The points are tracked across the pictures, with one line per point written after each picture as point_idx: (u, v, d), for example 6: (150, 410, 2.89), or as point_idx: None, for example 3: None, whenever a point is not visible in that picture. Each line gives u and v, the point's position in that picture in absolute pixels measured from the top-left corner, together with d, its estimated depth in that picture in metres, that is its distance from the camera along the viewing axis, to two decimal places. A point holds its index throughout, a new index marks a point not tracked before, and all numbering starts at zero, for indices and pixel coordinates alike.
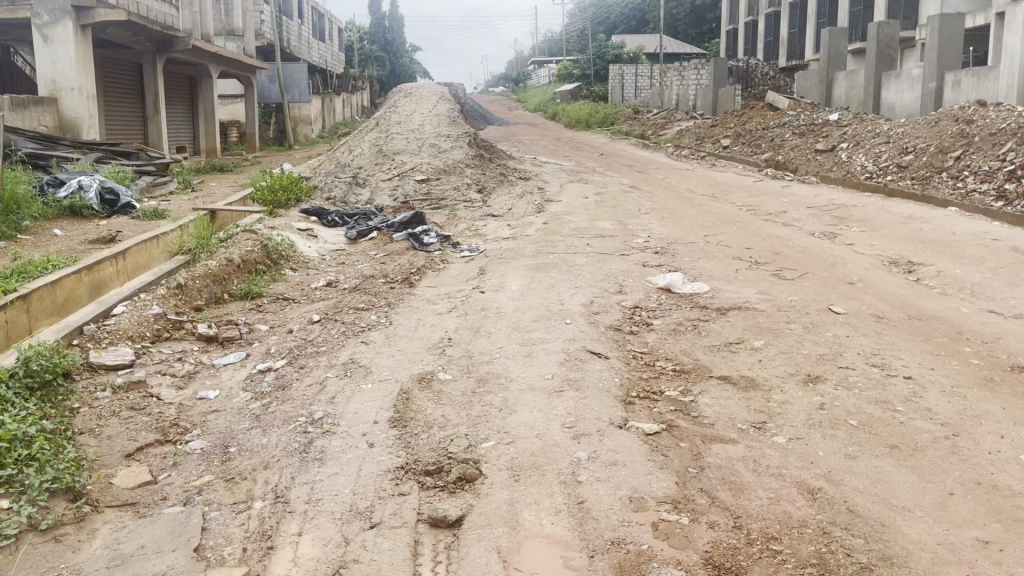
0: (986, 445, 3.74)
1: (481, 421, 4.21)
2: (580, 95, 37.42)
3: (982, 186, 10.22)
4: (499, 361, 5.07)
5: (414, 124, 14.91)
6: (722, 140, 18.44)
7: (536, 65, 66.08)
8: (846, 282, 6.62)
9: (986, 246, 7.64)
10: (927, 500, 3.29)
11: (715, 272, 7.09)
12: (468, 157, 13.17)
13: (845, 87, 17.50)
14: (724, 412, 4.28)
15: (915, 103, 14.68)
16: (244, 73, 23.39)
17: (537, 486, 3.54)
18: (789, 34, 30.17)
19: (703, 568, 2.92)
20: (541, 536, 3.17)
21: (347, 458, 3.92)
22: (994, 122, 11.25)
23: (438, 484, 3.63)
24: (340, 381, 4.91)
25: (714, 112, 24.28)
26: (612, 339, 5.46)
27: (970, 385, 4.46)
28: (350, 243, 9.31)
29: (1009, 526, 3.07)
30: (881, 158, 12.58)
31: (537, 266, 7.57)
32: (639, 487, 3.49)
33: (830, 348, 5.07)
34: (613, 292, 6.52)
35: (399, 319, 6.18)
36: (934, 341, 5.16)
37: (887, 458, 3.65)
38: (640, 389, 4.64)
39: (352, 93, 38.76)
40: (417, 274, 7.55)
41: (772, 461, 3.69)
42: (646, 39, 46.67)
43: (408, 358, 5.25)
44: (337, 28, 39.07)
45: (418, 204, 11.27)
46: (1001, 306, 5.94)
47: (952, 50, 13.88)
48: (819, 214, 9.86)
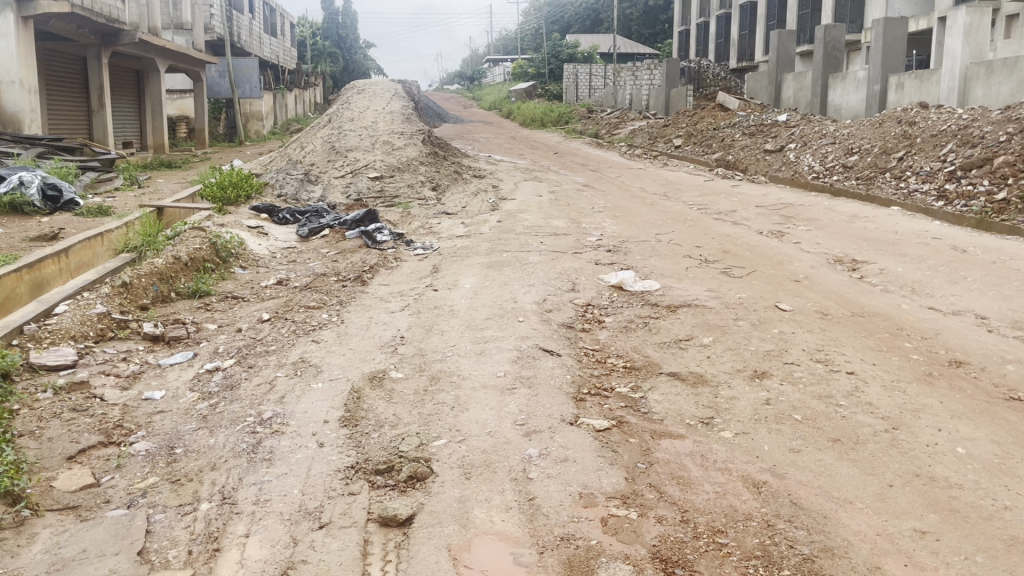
0: (924, 437, 3.86)
1: (433, 420, 4.20)
2: (535, 94, 37.62)
3: (923, 185, 10.50)
4: (451, 360, 5.06)
5: (367, 121, 14.79)
6: (674, 139, 18.67)
7: (490, 64, 66.11)
8: (792, 280, 6.75)
9: (927, 244, 7.85)
10: (866, 492, 3.38)
11: (666, 271, 7.17)
12: (422, 155, 13.15)
13: (792, 89, 17.89)
14: (672, 408, 4.34)
15: (861, 105, 15.07)
16: (193, 67, 22.95)
17: (488, 483, 3.55)
18: (739, 36, 30.64)
19: (651, 562, 2.96)
20: (492, 533, 3.17)
21: (296, 458, 3.88)
22: (935, 124, 11.59)
23: (389, 483, 3.61)
24: (289, 380, 4.85)
25: (667, 112, 24.56)
26: (564, 336, 5.49)
27: (911, 379, 4.59)
28: (302, 241, 9.22)
29: (945, 517, 3.16)
30: (828, 158, 12.88)
31: (491, 264, 7.58)
32: (589, 483, 3.52)
33: (777, 344, 5.17)
34: (565, 291, 6.55)
35: (351, 317, 6.14)
36: (875, 337, 5.30)
37: (829, 452, 3.75)
38: (591, 386, 4.68)
39: (304, 89, 38.37)
40: (369, 272, 7.51)
41: (719, 456, 3.75)
42: (601, 38, 46.86)
43: (359, 357, 5.21)
44: (289, 23, 38.50)
45: (372, 202, 11.18)
46: (940, 302, 6.13)
47: (895, 53, 14.26)
48: (766, 213, 10.03)
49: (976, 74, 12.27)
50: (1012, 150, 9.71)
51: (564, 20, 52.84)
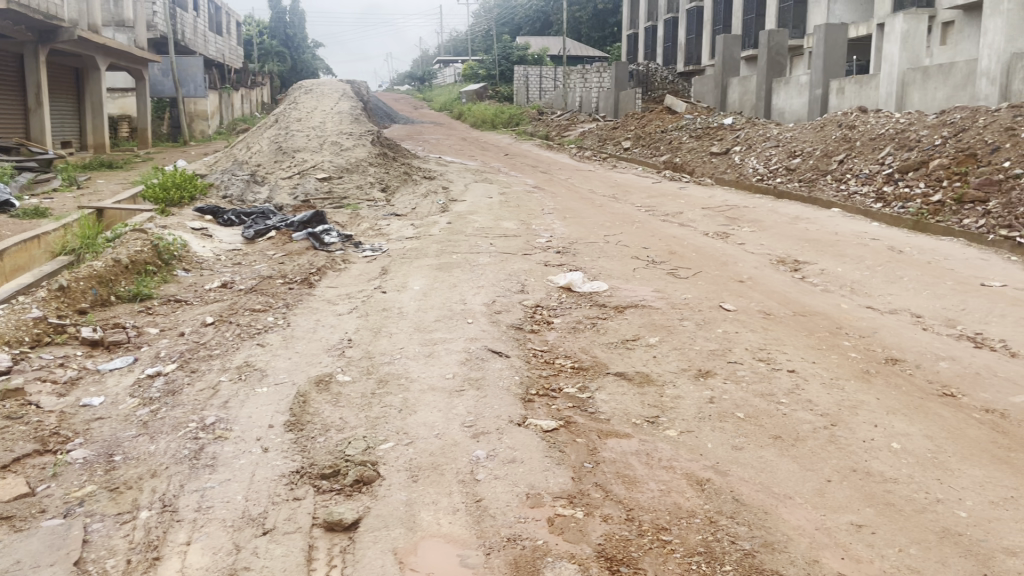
0: (861, 433, 3.96)
1: (380, 423, 4.18)
2: (486, 95, 37.65)
3: (863, 187, 10.78)
4: (399, 361, 5.05)
5: (316, 121, 14.65)
6: (623, 142, 18.85)
7: (441, 65, 65.97)
8: (737, 280, 6.88)
9: (866, 245, 8.06)
10: (806, 487, 3.46)
11: (614, 272, 7.25)
12: (371, 156, 13.05)
13: (738, 93, 18.22)
14: (619, 407, 4.39)
15: (803, 109, 15.42)
16: (136, 66, 22.44)
17: (435, 486, 3.54)
18: (686, 40, 31.08)
19: (597, 560, 2.98)
20: (438, 536, 3.17)
21: (240, 463, 3.82)
22: (874, 128, 11.92)
23: (335, 488, 3.58)
24: (233, 385, 4.78)
25: (615, 115, 24.72)
26: (513, 337, 5.51)
27: (849, 376, 4.71)
28: (247, 243, 9.07)
29: (880, 510, 3.26)
30: (771, 161, 13.16)
31: (440, 265, 7.57)
32: (536, 483, 3.54)
33: (721, 344, 5.26)
34: (514, 292, 6.58)
35: (297, 319, 6.07)
36: (815, 336, 5.43)
37: (770, 449, 3.82)
38: (539, 386, 4.71)
39: (251, 89, 37.78)
40: (317, 274, 7.44)
41: (664, 454, 3.81)
42: (550, 41, 47.11)
43: (305, 360, 5.15)
44: (235, 22, 37.89)
45: (320, 203, 11.06)
46: (877, 302, 6.30)
47: (837, 58, 14.61)
48: (712, 215, 10.19)
49: (913, 80, 12.62)
50: (947, 153, 10.02)
51: (514, 23, 52.98)
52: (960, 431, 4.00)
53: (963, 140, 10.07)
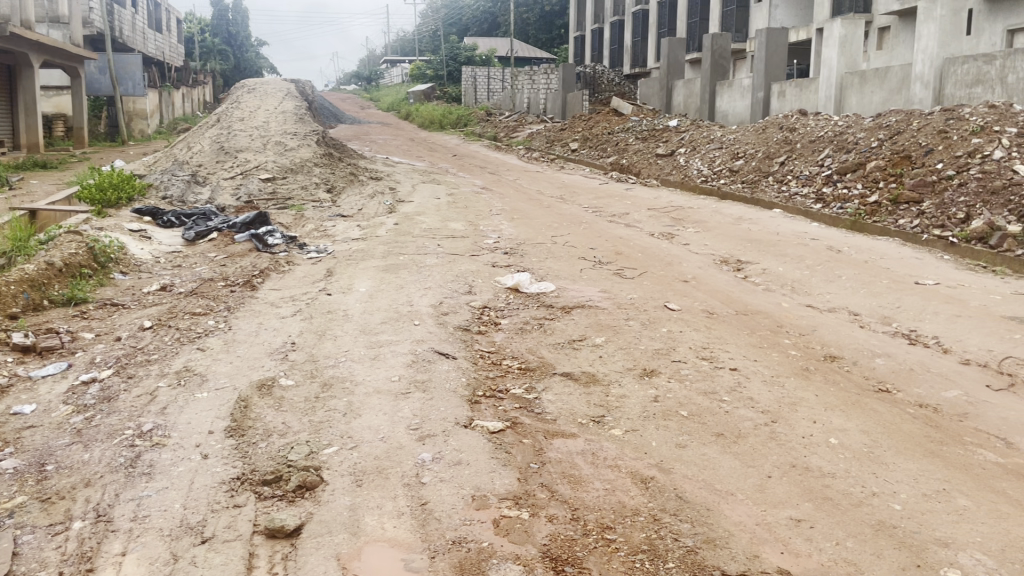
0: (800, 429, 4.04)
1: (324, 427, 4.12)
2: (433, 96, 37.50)
3: (803, 189, 11.02)
4: (344, 365, 4.98)
5: (259, 121, 14.42)
6: (570, 143, 18.94)
7: (388, 65, 65.60)
8: (681, 280, 6.96)
9: (805, 245, 8.23)
10: (747, 483, 3.52)
11: (561, 272, 7.28)
12: (316, 157, 12.91)
13: (682, 95, 18.49)
14: (565, 408, 4.41)
15: (746, 111, 15.71)
16: (72, 63, 21.76)
17: (379, 490, 3.50)
18: (631, 43, 31.40)
19: (541, 561, 2.99)
20: (383, 540, 3.13)
21: (178, 471, 3.73)
22: (814, 130, 12.21)
23: (277, 494, 3.52)
24: (172, 391, 4.66)
25: (563, 116, 24.81)
26: (460, 338, 5.50)
27: (788, 374, 4.81)
28: (187, 244, 8.86)
29: (818, 505, 3.33)
30: (715, 162, 13.37)
31: (386, 267, 7.50)
32: (481, 485, 3.53)
33: (665, 343, 5.33)
34: (462, 293, 6.57)
35: (239, 323, 5.95)
36: (757, 334, 5.52)
37: (713, 446, 3.88)
38: (486, 388, 4.70)
39: (192, 88, 36.95)
40: (259, 277, 7.33)
41: (609, 454, 3.83)
42: (497, 41, 47.12)
43: (247, 364, 5.06)
44: (176, 19, 37.02)
45: (263, 204, 10.88)
46: (817, 301, 6.43)
47: (778, 62, 14.93)
48: (658, 216, 10.31)
49: (850, 83, 12.97)
50: (882, 155, 10.32)
51: (462, 23, 52.94)
52: (894, 426, 4.11)
53: (898, 143, 10.36)
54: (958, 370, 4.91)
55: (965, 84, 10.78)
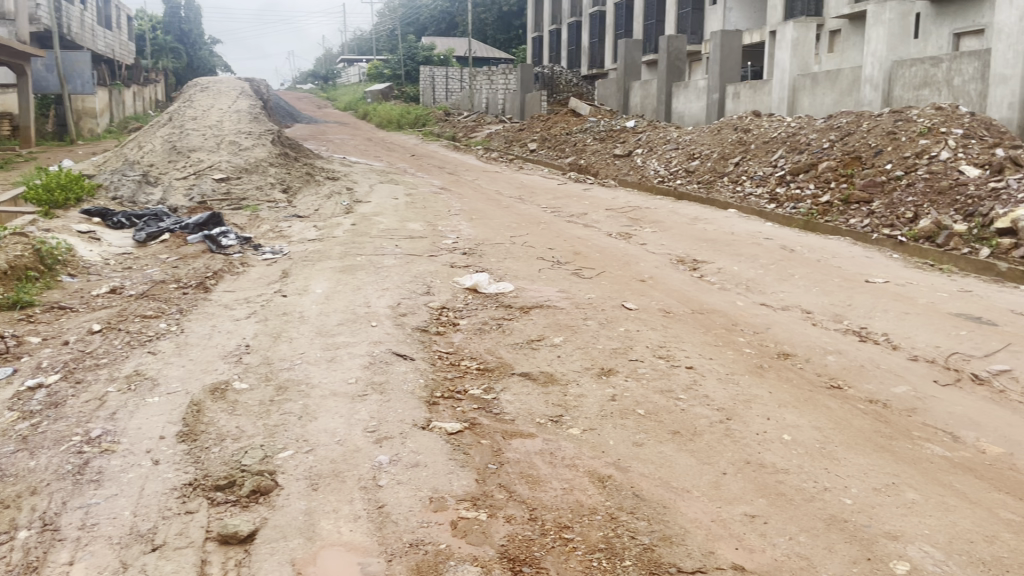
0: (755, 426, 4.10)
1: (279, 431, 4.06)
2: (391, 95, 37.29)
3: (757, 189, 11.18)
4: (300, 367, 4.91)
5: (213, 120, 14.20)
6: (529, 144, 18.96)
7: (344, 64, 65.06)
8: (638, 280, 7.00)
9: (760, 244, 8.36)
10: (703, 480, 3.56)
11: (520, 272, 7.29)
12: (271, 156, 12.76)
13: (639, 96, 18.65)
14: (523, 408, 4.41)
15: (701, 112, 15.91)
16: (18, 61, 21.15)
17: (335, 493, 3.46)
18: (589, 44, 31.59)
19: (499, 562, 2.98)
20: (339, 544, 3.10)
21: (128, 477, 3.64)
22: (768, 132, 12.41)
23: (230, 499, 3.46)
24: (122, 395, 4.56)
25: (522, 117, 24.81)
26: (418, 339, 5.47)
27: (743, 371, 4.87)
28: (138, 246, 8.68)
29: (771, 501, 3.37)
30: (672, 163, 13.51)
31: (343, 268, 7.42)
32: (439, 487, 3.52)
33: (622, 342, 5.36)
34: (420, 293, 6.54)
35: (192, 326, 5.85)
36: (712, 333, 5.59)
37: (669, 444, 3.91)
38: (444, 389, 4.67)
39: (144, 86, 36.21)
40: (213, 278, 7.21)
41: (567, 453, 3.84)
42: (455, 41, 47.01)
43: (200, 367, 4.97)
44: (126, 16, 36.20)
45: (217, 204, 10.70)
46: (771, 299, 6.54)
47: (733, 64, 15.12)
48: (616, 216, 10.38)
49: (803, 85, 13.20)
50: (833, 156, 10.52)
51: (419, 23, 52.74)
52: (845, 422, 4.19)
53: (849, 144, 10.57)
54: (907, 366, 5.02)
55: (913, 87, 11.03)
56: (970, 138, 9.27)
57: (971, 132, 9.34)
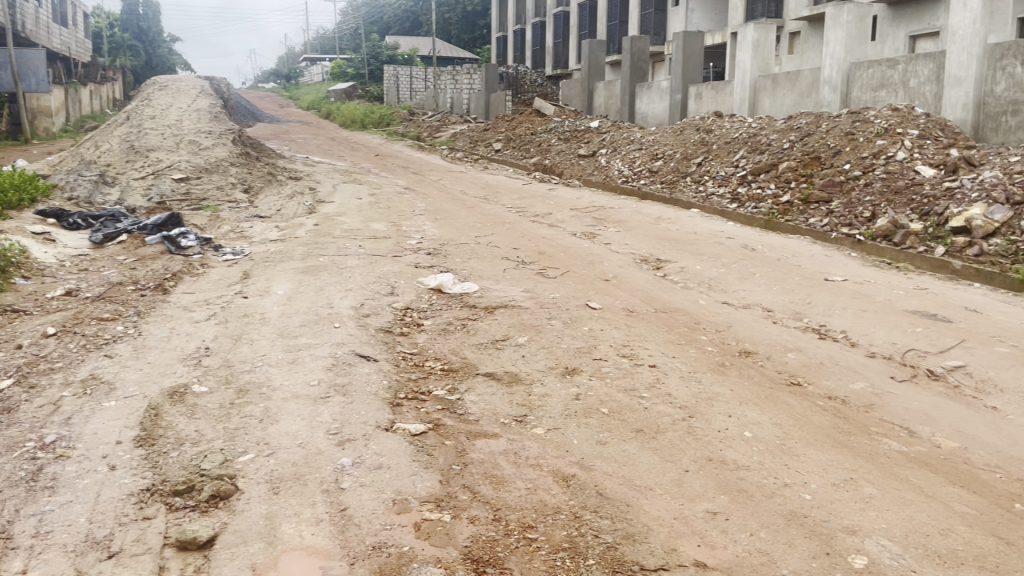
0: (717, 424, 4.14)
1: (240, 434, 4.00)
2: (355, 95, 37.07)
3: (719, 189, 11.30)
4: (261, 370, 4.85)
5: (172, 119, 13.99)
6: (493, 144, 18.95)
7: (307, 63, 64.47)
8: (602, 280, 7.03)
9: (722, 243, 8.45)
10: (665, 478, 3.58)
11: (485, 272, 7.28)
12: (232, 156, 12.61)
13: (603, 97, 18.75)
14: (488, 408, 4.40)
15: (664, 113, 16.03)
16: None
17: (297, 497, 3.42)
18: (553, 44, 31.67)
19: (463, 563, 2.97)
20: (300, 548, 3.06)
21: (83, 483, 3.57)
22: (729, 132, 12.55)
23: (189, 504, 3.40)
24: (77, 400, 4.46)
25: (487, 117, 24.79)
26: (382, 341, 5.44)
27: (705, 369, 4.91)
28: (95, 247, 8.50)
29: (732, 497, 3.41)
30: (636, 163, 13.60)
31: (306, 269, 7.35)
32: (402, 489, 3.49)
33: (586, 341, 5.38)
34: (384, 294, 6.49)
35: (150, 329, 5.75)
36: (675, 331, 5.63)
37: (632, 442, 3.93)
38: (408, 390, 4.65)
39: (101, 84, 35.47)
40: (172, 280, 7.09)
41: (531, 453, 3.84)
42: (419, 40, 46.84)
43: (158, 370, 4.89)
44: (82, 13, 35.47)
45: (176, 205, 10.53)
46: (732, 298, 6.61)
47: (695, 65, 15.27)
48: (580, 216, 10.42)
49: (763, 86, 13.37)
50: (793, 156, 10.67)
51: (383, 22, 52.49)
52: (804, 418, 4.25)
53: (808, 144, 10.73)
54: (864, 363, 5.11)
55: (870, 88, 11.23)
56: (925, 138, 9.47)
57: (927, 133, 9.54)
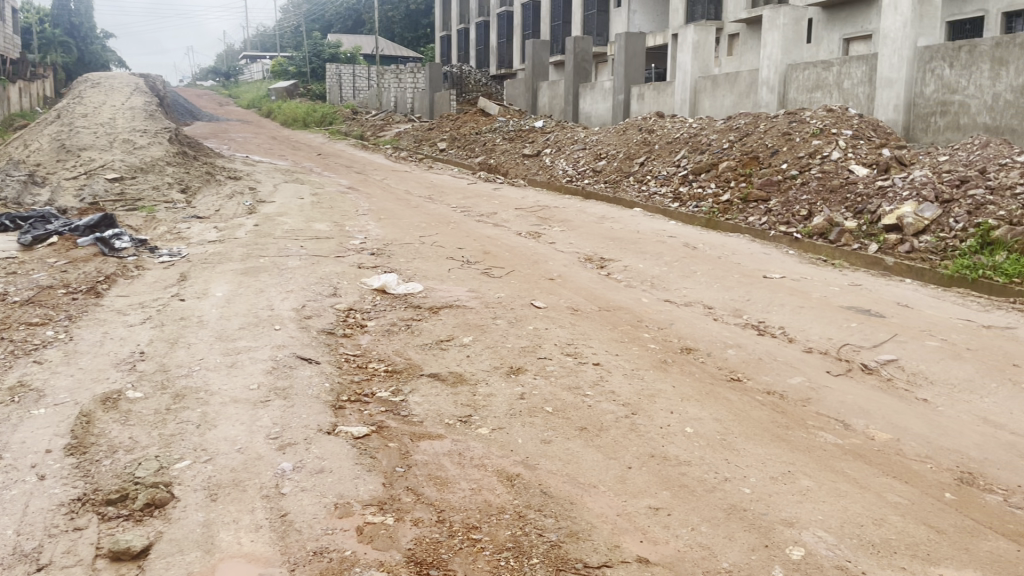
0: (659, 420, 4.18)
1: (176, 441, 3.90)
2: (296, 93, 36.57)
3: (661, 188, 11.44)
4: (198, 374, 4.73)
5: (105, 118, 13.61)
6: (438, 143, 18.87)
7: (247, 61, 63.33)
8: (547, 279, 7.05)
9: (664, 242, 8.56)
10: (609, 475, 3.60)
11: (429, 272, 7.24)
12: (168, 155, 12.34)
13: (547, 97, 18.82)
14: (432, 409, 4.37)
15: (608, 113, 16.16)
16: None
17: (236, 504, 3.35)
18: (496, 44, 31.69)
19: (406, 566, 2.94)
20: (239, 555, 3.00)
21: (10, 495, 3.43)
22: (671, 132, 12.73)
23: (122, 514, 3.30)
24: (4, 408, 4.29)
25: (431, 116, 24.64)
26: (324, 343, 5.36)
27: (648, 367, 4.96)
28: (23, 250, 8.20)
29: (675, 493, 3.45)
30: (580, 163, 13.68)
31: (246, 270, 7.21)
32: (345, 492, 3.45)
33: (531, 340, 5.39)
34: (327, 295, 6.41)
35: (82, 333, 5.57)
36: (619, 329, 5.68)
37: (577, 441, 3.95)
38: (351, 393, 4.58)
39: (31, 81, 34.24)
40: (105, 283, 6.88)
41: (475, 453, 3.83)
42: (362, 39, 46.41)
43: (91, 376, 4.74)
44: (10, 8, 34.23)
45: (110, 205, 10.23)
46: (674, 296, 6.69)
47: (637, 65, 15.42)
48: (525, 215, 10.45)
49: (704, 87, 13.58)
50: (733, 156, 10.86)
51: (324, 19, 51.84)
52: (744, 413, 4.32)
53: (747, 144, 10.94)
54: (802, 358, 5.22)
55: (806, 90, 11.50)
56: (858, 138, 9.74)
57: (860, 132, 9.81)
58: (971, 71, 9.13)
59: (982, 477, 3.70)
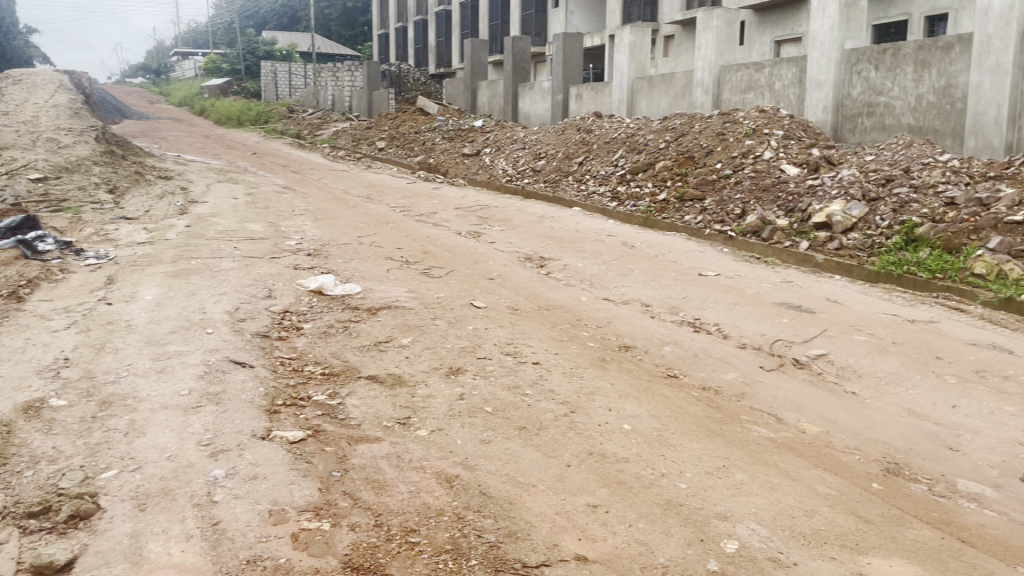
0: (597, 418, 4.21)
1: (102, 450, 3.77)
2: (230, 91, 35.78)
3: (599, 188, 11.54)
4: (126, 381, 4.59)
5: (27, 116, 13.11)
6: (377, 142, 18.67)
7: (178, 58, 61.70)
8: (486, 279, 7.05)
9: (602, 241, 8.63)
10: (548, 474, 3.61)
11: (368, 273, 7.16)
12: (95, 155, 11.97)
13: (486, 96, 18.81)
14: (370, 412, 4.32)
15: (547, 113, 16.24)
16: None
17: (165, 513, 3.25)
18: (435, 43, 31.56)
19: (342, 572, 2.90)
20: (169, 566, 2.91)
21: None
22: (609, 132, 12.86)
23: (45, 527, 3.18)
24: None
25: (370, 114, 24.37)
26: (259, 346, 5.25)
27: (586, 365, 4.99)
28: None
29: (613, 490, 3.47)
30: (519, 162, 13.71)
31: (176, 272, 7.02)
32: (279, 499, 3.38)
33: (470, 340, 5.37)
34: (261, 297, 6.28)
35: (2, 339, 5.34)
36: (558, 328, 5.70)
37: (516, 440, 3.94)
38: (286, 397, 4.50)
39: None
40: (26, 287, 6.62)
41: (414, 455, 3.80)
42: (298, 37, 45.67)
43: (11, 385, 4.55)
44: None
45: (33, 206, 9.84)
46: (613, 294, 6.75)
47: (575, 66, 15.52)
48: (465, 215, 10.42)
49: (640, 88, 13.74)
50: (669, 155, 11.02)
51: (259, 16, 50.85)
52: (680, 410, 4.38)
53: (682, 144, 11.11)
54: (736, 354, 5.32)
55: (739, 91, 11.74)
56: (789, 139, 9.98)
57: (791, 133, 10.06)
58: (896, 74, 9.43)
59: (907, 467, 3.82)
